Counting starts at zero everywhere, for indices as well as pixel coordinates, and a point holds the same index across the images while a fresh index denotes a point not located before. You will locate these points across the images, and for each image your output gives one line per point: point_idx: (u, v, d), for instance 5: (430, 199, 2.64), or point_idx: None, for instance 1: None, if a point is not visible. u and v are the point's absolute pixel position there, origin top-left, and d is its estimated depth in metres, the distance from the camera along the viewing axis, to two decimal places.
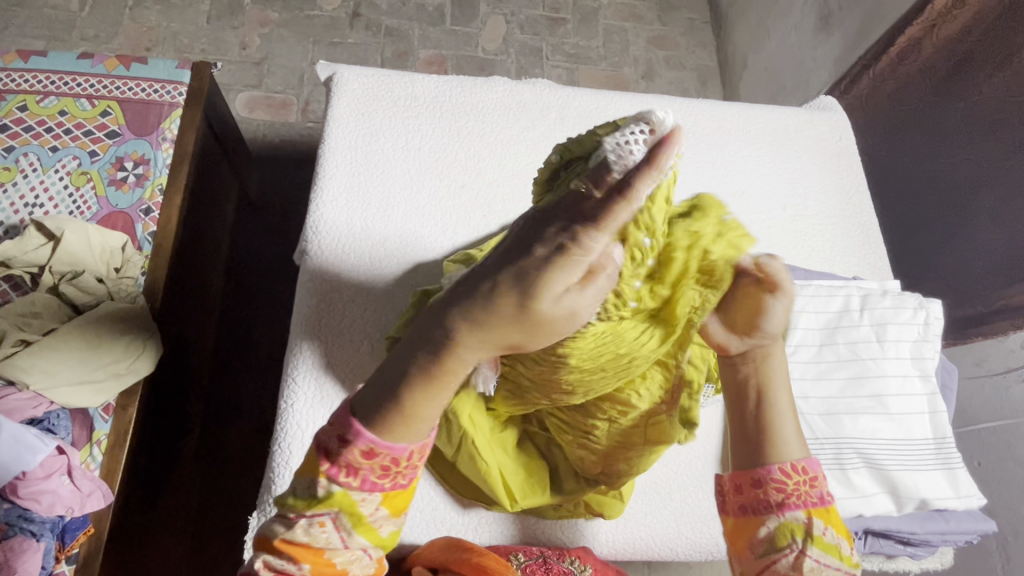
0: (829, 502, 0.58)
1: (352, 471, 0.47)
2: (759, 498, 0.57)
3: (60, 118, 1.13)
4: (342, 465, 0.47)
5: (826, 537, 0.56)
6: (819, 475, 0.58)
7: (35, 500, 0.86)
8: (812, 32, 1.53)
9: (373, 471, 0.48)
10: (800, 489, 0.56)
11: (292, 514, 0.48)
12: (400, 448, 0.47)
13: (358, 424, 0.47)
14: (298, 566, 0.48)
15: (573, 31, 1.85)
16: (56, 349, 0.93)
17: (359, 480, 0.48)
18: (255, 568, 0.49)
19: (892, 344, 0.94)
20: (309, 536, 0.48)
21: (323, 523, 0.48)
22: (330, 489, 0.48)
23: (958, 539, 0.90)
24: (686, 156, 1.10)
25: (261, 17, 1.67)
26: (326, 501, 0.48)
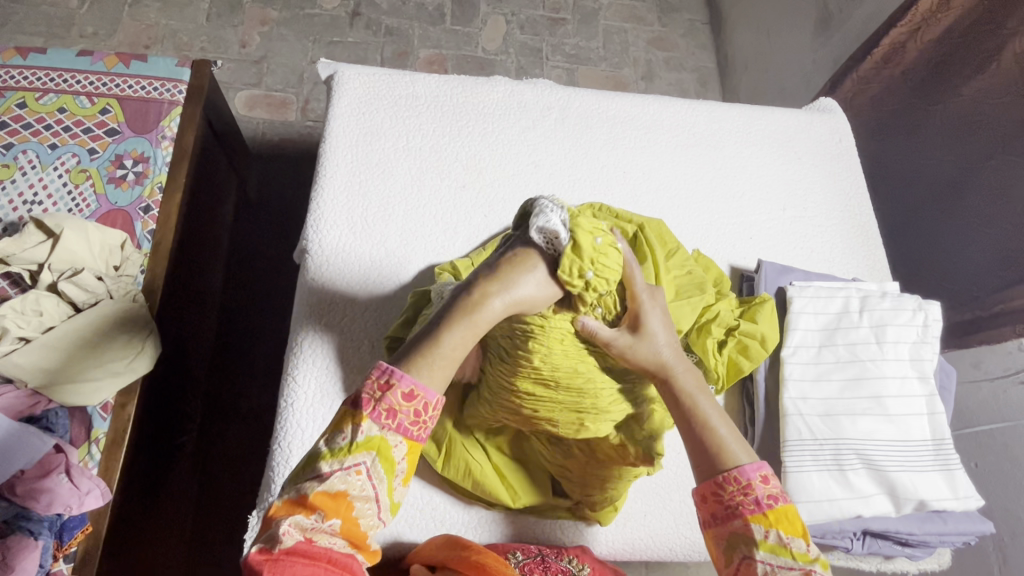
0: (777, 502, 0.57)
1: (391, 412, 0.52)
2: (704, 512, 0.59)
3: (59, 115, 1.13)
4: (380, 408, 0.52)
5: (772, 542, 0.56)
6: (753, 479, 0.57)
7: (34, 499, 0.85)
8: (812, 35, 1.53)
9: (409, 416, 0.53)
10: (737, 498, 0.57)
11: (330, 466, 0.49)
12: (435, 394, 0.54)
13: (398, 370, 0.53)
14: (328, 522, 0.48)
15: (573, 31, 1.85)
16: (57, 347, 0.94)
17: (396, 423, 0.52)
18: (278, 530, 0.46)
19: (891, 346, 0.95)
20: (346, 484, 0.49)
21: (359, 471, 0.50)
22: (369, 433, 0.51)
23: (955, 541, 0.91)
24: (686, 157, 1.10)
25: (261, 16, 1.67)
26: (364, 446, 0.51)
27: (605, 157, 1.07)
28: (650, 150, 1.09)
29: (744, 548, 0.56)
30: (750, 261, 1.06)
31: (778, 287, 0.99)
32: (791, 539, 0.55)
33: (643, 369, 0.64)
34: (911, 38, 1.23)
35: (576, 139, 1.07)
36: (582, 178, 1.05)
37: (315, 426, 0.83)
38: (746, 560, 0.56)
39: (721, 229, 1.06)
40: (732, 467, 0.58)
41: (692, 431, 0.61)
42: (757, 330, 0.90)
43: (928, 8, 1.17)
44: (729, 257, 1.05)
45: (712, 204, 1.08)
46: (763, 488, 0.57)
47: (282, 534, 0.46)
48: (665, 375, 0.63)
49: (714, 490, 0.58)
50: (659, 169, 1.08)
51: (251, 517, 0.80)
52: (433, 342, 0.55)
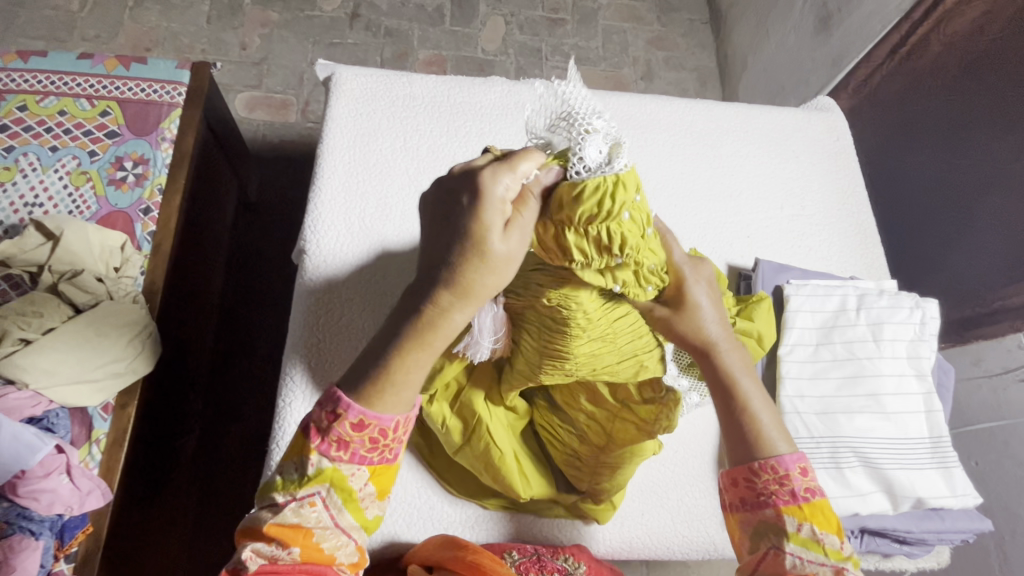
0: (813, 497, 0.58)
1: (342, 443, 0.51)
2: (738, 497, 0.61)
3: (60, 118, 1.13)
4: (331, 440, 0.51)
5: (804, 535, 0.57)
6: (791, 471, 0.58)
7: (34, 499, 0.86)
8: (811, 34, 1.53)
9: (363, 444, 0.51)
10: (771, 486, 0.58)
11: (284, 497, 0.50)
12: (390, 419, 0.51)
13: (346, 399, 0.50)
14: (287, 550, 0.48)
15: (573, 31, 1.85)
16: (57, 347, 0.93)
17: (349, 453, 0.51)
18: (239, 559, 0.48)
19: (888, 344, 0.95)
20: (299, 516, 0.50)
21: (313, 502, 0.51)
22: (320, 465, 0.51)
23: (953, 539, 0.91)
24: (683, 156, 1.10)
25: (261, 18, 1.67)
26: (316, 478, 0.51)
27: None
28: (648, 149, 1.09)
29: (774, 536, 0.58)
30: (747, 259, 1.05)
31: (775, 285, 0.99)
32: (825, 536, 0.56)
33: (686, 343, 0.63)
34: (933, 28, 1.22)
35: None
36: None
37: None
38: (774, 548, 0.57)
39: (718, 228, 1.06)
40: (772, 457, 0.59)
41: (732, 415, 0.61)
42: (753, 328, 0.88)
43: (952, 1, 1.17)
44: (727, 256, 1.05)
45: (710, 203, 1.08)
46: (800, 480, 0.58)
47: (241, 562, 0.47)
48: (712, 352, 0.61)
49: (750, 478, 0.60)
50: (656, 168, 1.08)
51: None
52: (397, 382, 0.50)
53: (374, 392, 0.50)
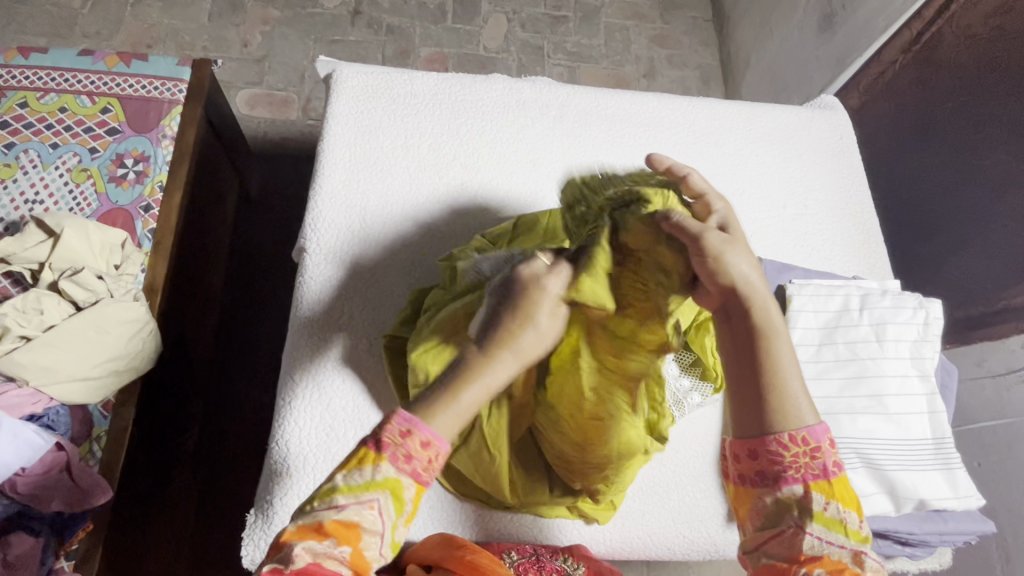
0: (839, 472, 0.58)
1: (407, 458, 0.51)
2: (755, 469, 0.59)
3: (60, 115, 1.13)
4: (399, 451, 0.51)
5: (829, 515, 0.56)
6: (823, 444, 0.57)
7: (34, 496, 0.86)
8: (814, 32, 1.53)
9: (422, 461, 0.52)
10: (803, 460, 0.57)
11: (344, 500, 0.50)
12: (447, 443, 0.53)
13: (415, 417, 0.53)
14: (339, 550, 0.48)
15: (575, 29, 1.84)
16: (56, 344, 0.92)
17: (410, 466, 0.51)
18: (290, 556, 0.46)
19: (891, 344, 0.94)
20: (358, 518, 0.50)
21: (370, 506, 0.50)
22: (385, 474, 0.51)
23: (955, 540, 0.90)
24: (685, 154, 1.10)
25: (262, 15, 1.67)
26: (380, 484, 0.51)
27: (604, 155, 1.07)
28: (650, 148, 1.08)
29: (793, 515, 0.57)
30: None
31: (777, 285, 0.99)
32: (847, 515, 0.56)
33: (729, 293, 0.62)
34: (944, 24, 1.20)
35: (574, 137, 1.07)
36: None
37: (314, 428, 0.83)
38: (796, 527, 0.56)
39: None
40: (805, 427, 0.58)
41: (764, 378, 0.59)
42: None
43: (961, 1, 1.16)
44: None
45: None
46: (830, 455, 0.58)
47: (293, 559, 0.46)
48: (758, 305, 0.61)
49: (776, 454, 0.58)
50: None
51: (250, 517, 0.80)
52: (450, 396, 0.54)
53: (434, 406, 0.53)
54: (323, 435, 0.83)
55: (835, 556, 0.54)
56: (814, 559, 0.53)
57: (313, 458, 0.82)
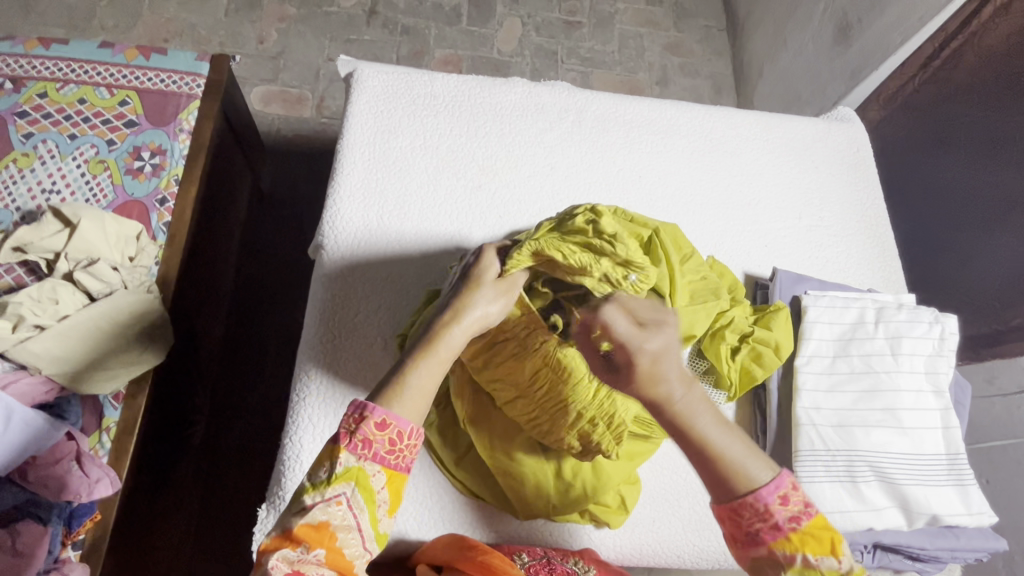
0: (801, 524, 0.56)
1: (366, 444, 0.54)
2: (727, 536, 0.60)
3: (79, 106, 1.14)
4: (357, 439, 0.54)
5: (800, 565, 0.56)
6: (769, 505, 0.57)
7: (43, 484, 0.86)
8: (829, 44, 1.53)
9: (384, 445, 0.55)
10: (755, 524, 0.57)
11: (312, 500, 0.52)
12: (408, 423, 0.56)
13: (371, 403, 0.56)
14: (313, 552, 0.50)
15: (589, 35, 1.85)
16: (71, 334, 0.94)
17: (373, 452, 0.55)
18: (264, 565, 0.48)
19: (906, 358, 0.94)
20: (326, 515, 0.52)
21: (338, 501, 0.53)
22: (346, 464, 0.54)
23: (966, 557, 0.90)
24: (701, 163, 1.10)
25: (279, 12, 1.67)
26: (342, 477, 0.53)
27: (621, 160, 1.07)
28: (667, 155, 1.09)
29: (772, 571, 0.57)
30: (764, 268, 1.05)
31: (793, 296, 0.99)
32: (819, 562, 0.55)
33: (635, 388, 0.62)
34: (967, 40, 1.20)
35: (592, 142, 1.07)
36: (599, 182, 1.05)
37: (328, 424, 0.83)
38: None
39: (735, 237, 1.06)
40: (750, 493, 0.58)
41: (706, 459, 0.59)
42: (770, 337, 0.89)
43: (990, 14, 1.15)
44: (744, 264, 1.04)
45: (728, 211, 1.07)
46: (783, 510, 0.57)
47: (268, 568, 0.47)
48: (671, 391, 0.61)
49: (737, 517, 0.58)
50: (675, 173, 1.08)
51: (262, 511, 0.80)
52: (400, 382, 0.59)
53: (387, 393, 0.58)
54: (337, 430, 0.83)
55: None
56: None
57: None
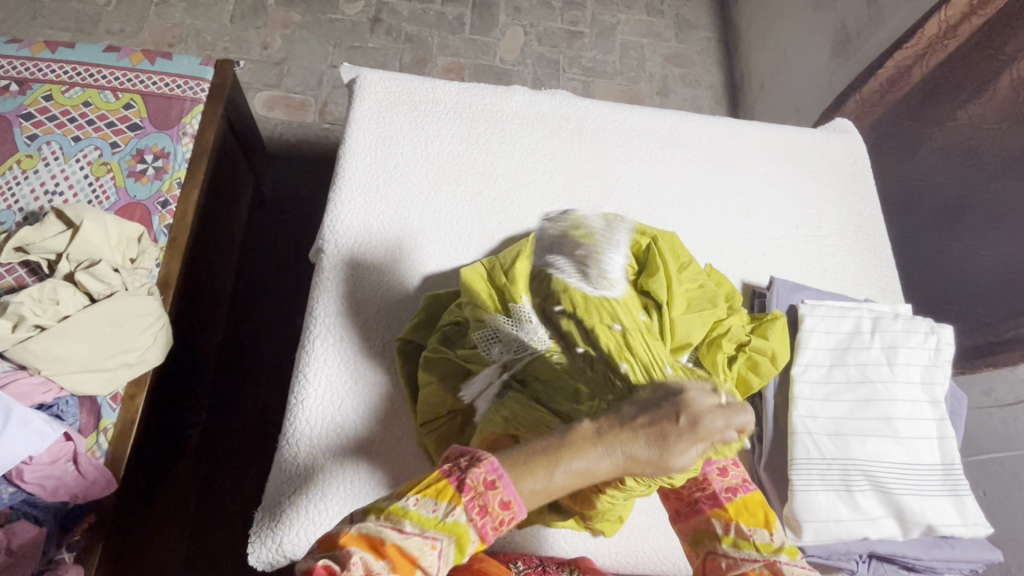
0: (734, 496, 0.69)
1: (483, 512, 0.51)
2: (674, 508, 0.72)
3: (84, 109, 1.15)
4: (477, 502, 0.51)
5: (734, 535, 0.66)
6: (709, 474, 0.70)
7: (40, 485, 0.87)
8: (828, 57, 1.54)
9: (493, 521, 0.51)
10: (696, 493, 0.70)
11: (411, 527, 0.50)
12: (525, 513, 0.52)
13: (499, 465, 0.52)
14: None
15: (591, 45, 1.87)
16: (69, 334, 0.93)
17: (482, 521, 0.51)
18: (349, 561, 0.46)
19: (902, 368, 0.94)
20: (420, 551, 0.49)
21: (434, 545, 0.50)
22: (456, 517, 0.50)
23: (962, 568, 0.90)
24: (700, 172, 1.11)
25: (284, 18, 1.69)
26: (449, 526, 0.50)
27: (620, 169, 1.08)
28: (666, 164, 1.10)
29: (711, 540, 0.68)
30: (762, 278, 1.05)
31: (790, 305, 0.99)
32: (752, 532, 0.65)
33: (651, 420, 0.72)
34: None
35: (592, 150, 1.08)
36: (599, 190, 1.06)
37: (327, 428, 0.84)
38: (712, 553, 0.67)
39: (733, 246, 1.06)
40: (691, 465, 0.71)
41: None
42: (767, 346, 0.88)
43: (936, 32, 1.18)
44: (742, 273, 1.05)
45: (726, 221, 1.08)
46: (720, 481, 0.70)
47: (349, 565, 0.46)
48: None
49: (682, 491, 0.71)
50: (673, 182, 1.08)
51: (258, 515, 0.80)
52: (544, 469, 0.51)
53: (527, 469, 0.51)
54: (334, 434, 0.84)
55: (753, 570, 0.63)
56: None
57: (323, 457, 0.82)
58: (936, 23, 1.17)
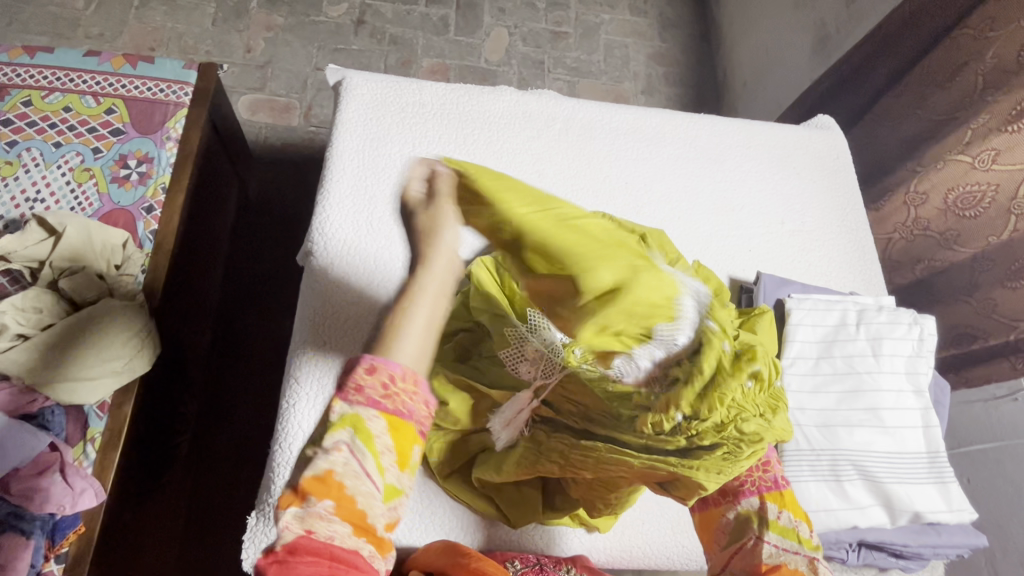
0: (788, 487, 0.70)
1: (358, 390, 0.54)
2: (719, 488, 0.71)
3: (64, 114, 1.13)
4: (349, 387, 0.54)
5: (783, 524, 0.66)
6: (773, 461, 0.71)
7: (26, 497, 0.84)
8: (809, 54, 1.57)
9: (377, 389, 0.55)
10: (757, 476, 0.69)
11: (314, 451, 0.52)
12: (398, 365, 0.56)
13: (361, 357, 0.56)
14: (322, 503, 0.50)
15: (575, 45, 1.87)
16: (54, 342, 0.93)
17: (365, 397, 0.54)
18: (280, 524, 0.49)
19: (887, 359, 0.96)
20: (330, 462, 0.51)
21: (340, 448, 0.52)
22: (342, 412, 0.54)
23: (948, 553, 0.92)
24: (686, 170, 1.12)
25: (266, 21, 1.68)
26: (341, 423, 0.54)
27: (608, 166, 1.09)
28: (653, 161, 1.11)
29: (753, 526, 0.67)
30: (749, 273, 1.07)
31: (777, 299, 1.00)
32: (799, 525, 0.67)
33: None
34: None
35: (580, 149, 1.09)
36: (586, 188, 1.06)
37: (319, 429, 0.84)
38: (756, 538, 0.66)
39: (720, 242, 1.08)
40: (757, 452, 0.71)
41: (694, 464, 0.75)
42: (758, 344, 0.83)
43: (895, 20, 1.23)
44: (729, 269, 1.06)
45: (713, 217, 1.09)
46: (778, 470, 0.71)
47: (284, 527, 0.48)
48: None
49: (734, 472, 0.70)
50: (660, 181, 1.09)
51: (251, 519, 0.79)
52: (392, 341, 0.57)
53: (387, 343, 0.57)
54: None
55: (790, 560, 0.64)
56: (774, 568, 0.63)
57: None
58: (894, 23, 1.24)
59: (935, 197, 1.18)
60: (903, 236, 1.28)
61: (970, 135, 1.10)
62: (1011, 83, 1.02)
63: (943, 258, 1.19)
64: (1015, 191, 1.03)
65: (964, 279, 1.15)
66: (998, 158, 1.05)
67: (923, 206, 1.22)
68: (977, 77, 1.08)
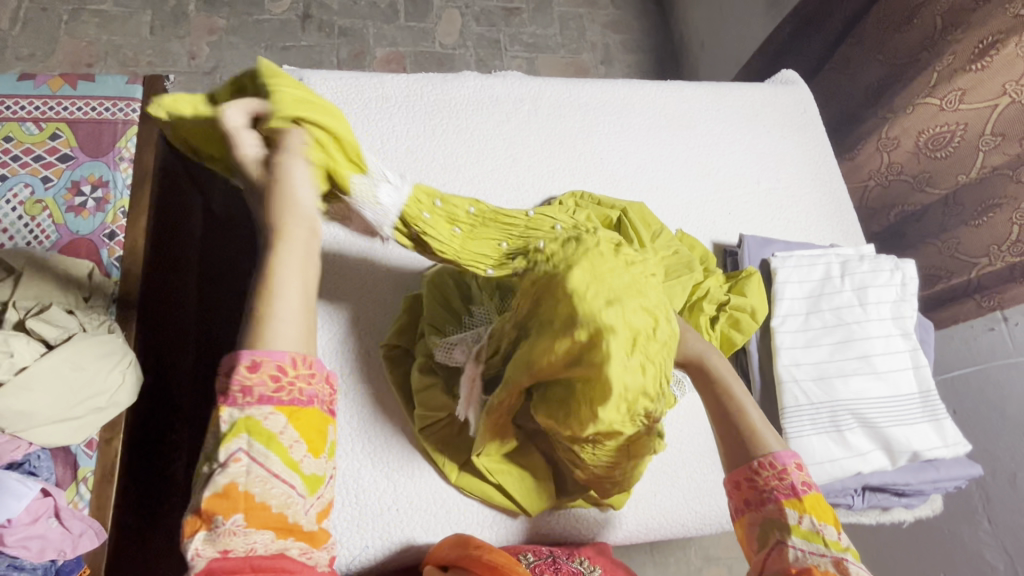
0: (811, 490, 0.61)
1: (245, 392, 0.47)
2: (742, 498, 0.63)
3: (6, 144, 1.07)
4: (236, 389, 0.47)
5: (807, 528, 0.59)
6: (788, 465, 0.61)
7: (24, 547, 0.81)
8: (764, 9, 1.56)
9: (265, 384, 0.47)
10: (772, 481, 0.61)
11: (212, 468, 0.46)
12: (283, 352, 0.48)
13: (237, 351, 0.48)
14: (230, 519, 0.45)
15: (529, 20, 1.84)
16: (32, 386, 0.85)
17: (256, 398, 0.47)
18: (191, 553, 0.44)
19: (873, 307, 0.98)
20: (230, 478, 0.45)
21: (238, 459, 0.46)
22: (233, 418, 0.47)
23: (947, 486, 0.96)
24: (659, 139, 1.11)
25: (208, 24, 1.60)
26: (233, 433, 0.46)
27: (581, 143, 1.08)
28: (625, 134, 1.10)
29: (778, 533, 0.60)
30: (731, 236, 1.07)
31: (762, 260, 1.01)
32: (824, 527, 0.58)
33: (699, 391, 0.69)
34: None
35: (551, 128, 1.07)
36: (561, 168, 1.05)
37: None
38: (781, 544, 0.59)
39: (700, 208, 1.08)
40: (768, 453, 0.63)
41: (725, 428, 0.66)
42: (747, 303, 0.89)
43: None
44: (711, 234, 1.06)
45: (690, 184, 1.09)
46: (798, 474, 0.61)
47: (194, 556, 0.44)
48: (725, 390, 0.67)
49: (752, 479, 0.63)
50: (634, 153, 1.09)
51: None
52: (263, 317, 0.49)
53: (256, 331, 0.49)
54: None
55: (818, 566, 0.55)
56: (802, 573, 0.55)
57: None
58: None
59: (907, 140, 1.21)
60: (879, 182, 1.30)
61: (937, 78, 1.11)
62: (969, 21, 1.03)
63: (917, 200, 1.22)
64: (984, 127, 1.05)
65: (938, 220, 1.18)
66: (964, 97, 1.07)
67: (895, 151, 1.24)
68: (936, 16, 1.09)
